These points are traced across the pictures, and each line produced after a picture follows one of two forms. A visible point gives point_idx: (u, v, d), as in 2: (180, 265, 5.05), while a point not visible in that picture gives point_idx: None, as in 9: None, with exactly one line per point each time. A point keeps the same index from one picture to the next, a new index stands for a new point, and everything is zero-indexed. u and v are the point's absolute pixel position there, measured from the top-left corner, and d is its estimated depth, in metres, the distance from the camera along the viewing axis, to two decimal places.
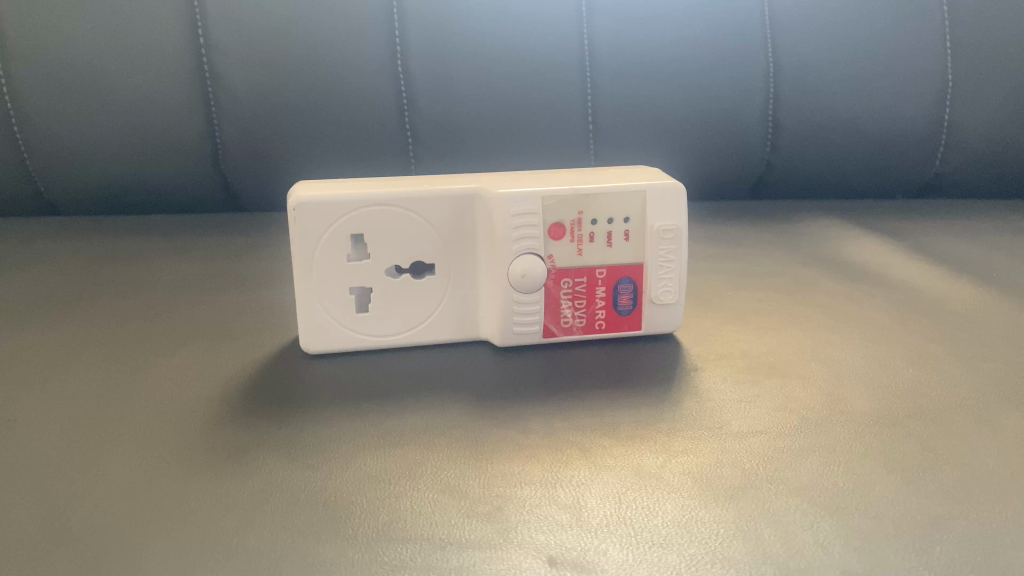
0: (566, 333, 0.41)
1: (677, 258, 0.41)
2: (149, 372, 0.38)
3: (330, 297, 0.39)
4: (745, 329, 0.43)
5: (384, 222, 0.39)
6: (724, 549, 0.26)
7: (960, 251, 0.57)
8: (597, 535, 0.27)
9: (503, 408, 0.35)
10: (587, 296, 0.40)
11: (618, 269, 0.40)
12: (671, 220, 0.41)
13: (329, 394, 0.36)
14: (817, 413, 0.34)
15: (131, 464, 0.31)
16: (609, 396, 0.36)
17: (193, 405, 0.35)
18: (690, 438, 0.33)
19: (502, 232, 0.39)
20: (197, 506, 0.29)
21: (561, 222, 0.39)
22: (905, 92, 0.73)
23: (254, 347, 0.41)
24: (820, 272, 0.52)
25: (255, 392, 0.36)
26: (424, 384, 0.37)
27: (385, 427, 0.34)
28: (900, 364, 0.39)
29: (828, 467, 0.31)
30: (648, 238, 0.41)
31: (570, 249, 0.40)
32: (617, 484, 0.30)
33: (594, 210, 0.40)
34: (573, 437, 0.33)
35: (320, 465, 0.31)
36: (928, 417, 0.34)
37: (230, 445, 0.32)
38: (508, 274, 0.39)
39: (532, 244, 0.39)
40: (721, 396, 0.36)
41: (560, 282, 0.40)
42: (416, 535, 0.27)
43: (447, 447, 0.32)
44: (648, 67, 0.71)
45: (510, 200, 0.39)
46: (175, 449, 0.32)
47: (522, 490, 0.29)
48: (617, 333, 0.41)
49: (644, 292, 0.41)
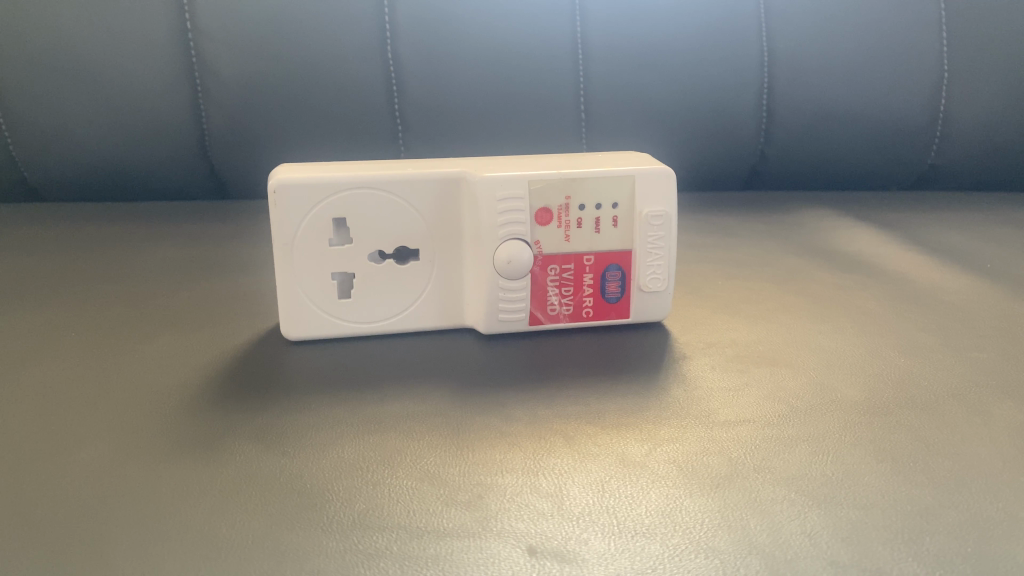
0: (553, 321, 0.40)
1: (666, 245, 0.40)
2: (127, 359, 0.37)
3: (311, 284, 0.39)
4: (735, 318, 0.42)
5: (367, 206, 0.39)
6: (708, 539, 0.26)
7: (955, 242, 0.56)
8: (579, 524, 0.26)
9: (486, 396, 0.34)
10: (574, 283, 0.40)
11: (606, 256, 0.40)
12: (660, 205, 0.40)
13: (310, 380, 0.36)
14: (807, 402, 0.34)
15: (102, 450, 0.30)
16: (594, 385, 0.35)
17: (170, 392, 0.34)
18: (676, 426, 0.32)
19: (487, 217, 0.38)
20: (169, 492, 0.28)
21: (547, 207, 0.39)
22: (901, 82, 0.72)
23: (234, 333, 0.40)
24: (813, 262, 0.52)
25: (233, 378, 0.36)
26: (407, 372, 0.36)
27: (365, 414, 0.33)
28: (893, 353, 0.38)
29: (817, 456, 0.30)
30: (637, 225, 0.40)
31: (557, 234, 0.39)
32: (601, 472, 0.29)
33: (582, 195, 0.39)
34: (558, 425, 0.32)
35: (296, 452, 0.30)
36: (921, 407, 0.33)
37: (205, 432, 0.31)
38: (493, 259, 0.38)
39: (518, 229, 0.38)
40: (710, 384, 0.35)
41: (546, 268, 0.39)
42: (392, 523, 0.26)
43: (427, 434, 0.31)
44: (642, 53, 0.70)
45: (496, 183, 0.38)
46: (149, 436, 0.31)
47: (503, 477, 0.29)
48: (604, 321, 0.40)
49: (632, 279, 0.40)
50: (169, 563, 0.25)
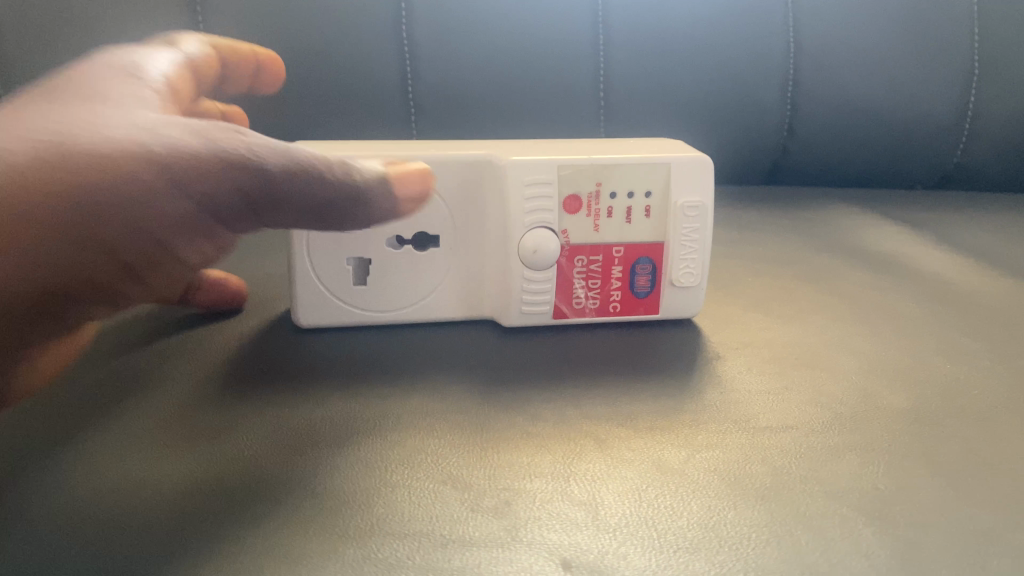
0: (578, 314, 0.38)
1: (701, 238, 0.38)
2: (130, 346, 0.35)
3: (324, 269, 0.36)
4: (767, 317, 0.40)
5: None
6: (757, 556, 0.24)
7: (990, 244, 0.54)
8: (616, 536, 0.24)
9: (510, 392, 0.32)
10: (602, 276, 0.38)
11: (637, 248, 0.38)
12: (696, 196, 0.38)
13: (322, 372, 0.33)
14: (850, 409, 0.32)
15: (103, 442, 0.28)
16: (624, 384, 0.33)
17: (175, 381, 0.32)
18: (715, 432, 0.30)
19: (513, 203, 0.36)
20: (174, 488, 0.26)
21: (577, 194, 0.37)
22: (930, 78, 0.70)
23: (243, 318, 0.38)
24: (843, 260, 0.50)
25: (242, 367, 0.34)
26: (425, 366, 0.34)
27: (381, 410, 0.31)
28: (935, 358, 0.36)
29: (867, 467, 0.28)
30: (671, 215, 0.38)
31: (586, 224, 0.37)
32: (637, 479, 0.27)
33: (614, 182, 0.37)
34: (588, 427, 0.30)
35: (309, 449, 0.28)
36: (971, 417, 0.32)
37: (213, 424, 0.29)
38: (517, 246, 0.36)
39: (545, 216, 0.36)
40: (746, 386, 0.33)
41: (573, 259, 0.37)
42: (413, 530, 0.24)
43: (449, 433, 0.29)
44: (666, 40, 0.68)
45: (524, 168, 0.36)
46: (154, 427, 0.29)
47: (532, 482, 0.27)
48: (632, 317, 0.38)
49: (663, 273, 0.38)
50: (171, 564, 0.23)
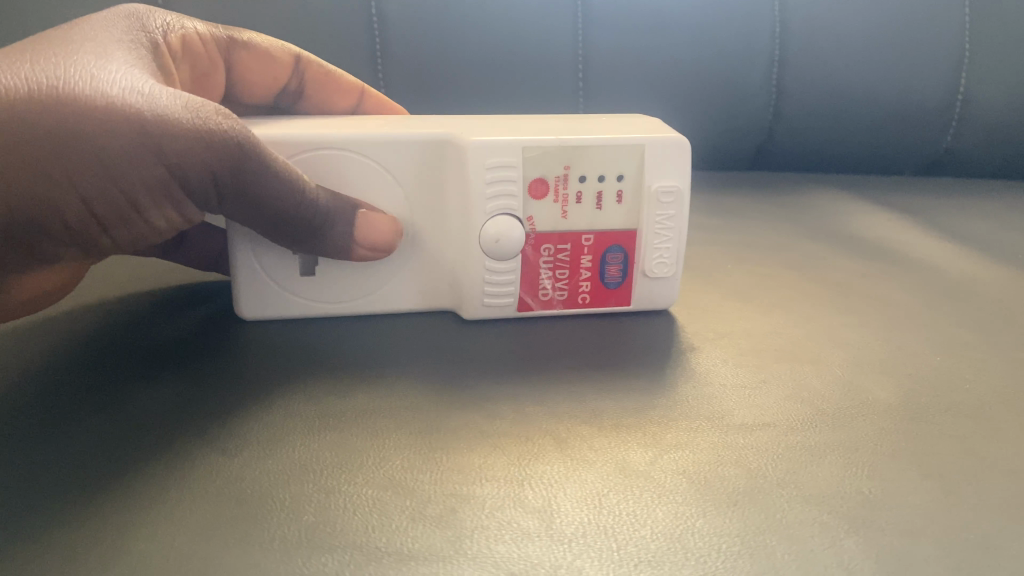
0: (545, 306, 0.35)
1: (677, 225, 0.36)
2: (63, 337, 0.33)
3: (272, 257, 0.34)
4: (748, 306, 0.38)
5: (337, 171, 0.34)
6: (727, 570, 0.21)
7: (982, 231, 0.52)
8: (571, 548, 0.22)
9: (466, 388, 0.30)
10: (570, 265, 0.35)
11: (608, 235, 0.35)
12: (672, 180, 0.35)
13: (266, 367, 0.31)
14: (834, 405, 0.29)
15: (14, 436, 0.26)
16: (590, 379, 0.31)
17: (104, 373, 0.30)
18: (686, 430, 0.27)
19: (474, 188, 0.33)
20: (87, 483, 0.24)
21: (543, 178, 0.34)
22: (921, 61, 0.68)
23: (195, 309, 0.36)
24: (830, 248, 0.47)
25: (185, 359, 0.31)
26: (377, 360, 0.32)
27: (323, 408, 0.28)
28: (926, 351, 0.34)
29: (850, 469, 0.26)
30: (644, 201, 0.35)
31: (553, 210, 0.34)
32: (598, 483, 0.24)
33: (583, 165, 0.34)
34: (548, 425, 0.27)
35: (241, 449, 0.26)
36: (963, 414, 0.29)
37: (145, 416, 0.27)
38: (478, 235, 0.33)
39: (509, 203, 0.34)
40: (722, 380, 0.31)
41: (539, 248, 0.35)
42: (344, 542, 0.22)
43: (395, 433, 0.27)
44: (648, 17, 0.65)
45: (487, 149, 0.33)
46: (80, 417, 0.27)
47: (482, 488, 0.24)
48: (603, 309, 0.36)
49: (636, 263, 0.36)
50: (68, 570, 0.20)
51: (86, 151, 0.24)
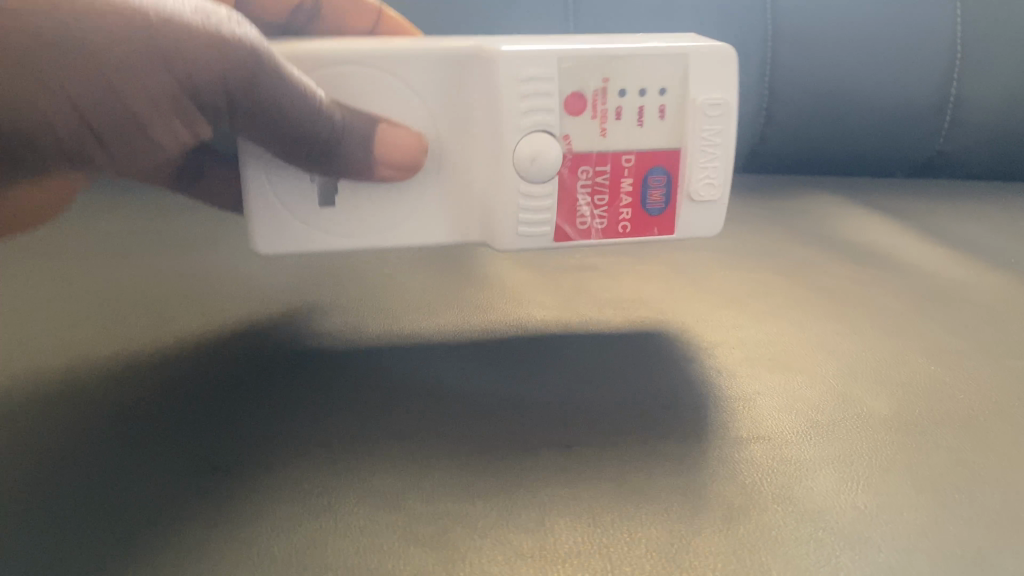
0: (584, 236, 0.34)
1: (722, 141, 0.35)
2: (91, 350, 0.32)
3: (290, 183, 0.32)
4: (741, 313, 0.38)
5: (364, 86, 0.32)
6: None
7: (974, 235, 0.52)
8: (568, 569, 0.22)
9: (464, 396, 0.30)
10: (610, 190, 0.34)
11: (649, 155, 0.34)
12: (717, 93, 0.34)
13: (271, 374, 0.31)
14: (828, 416, 0.29)
15: (17, 464, 0.26)
16: (584, 390, 0.30)
17: (105, 392, 0.30)
18: (681, 444, 0.27)
19: (509, 103, 0.32)
20: (116, 525, 0.24)
21: (580, 93, 0.33)
22: (913, 64, 0.68)
23: (221, 318, 0.36)
24: (822, 252, 0.47)
25: (214, 379, 0.31)
26: (378, 365, 0.32)
27: (326, 418, 0.28)
28: (919, 359, 0.34)
29: (846, 483, 0.26)
30: (689, 114, 0.34)
31: (592, 127, 0.33)
32: (593, 499, 0.25)
33: (620, 77, 0.33)
34: (545, 438, 0.27)
35: (246, 467, 0.26)
36: (958, 424, 0.29)
37: (175, 444, 0.27)
38: (516, 156, 0.32)
39: (544, 117, 0.33)
40: (716, 391, 0.31)
41: (577, 171, 0.34)
42: (335, 564, 0.22)
43: (393, 444, 0.27)
44: (639, 12, 0.64)
45: (520, 58, 0.32)
46: (114, 448, 0.27)
47: (475, 505, 0.24)
48: (646, 236, 0.35)
49: (679, 186, 0.35)
50: None
51: (61, 64, 0.23)
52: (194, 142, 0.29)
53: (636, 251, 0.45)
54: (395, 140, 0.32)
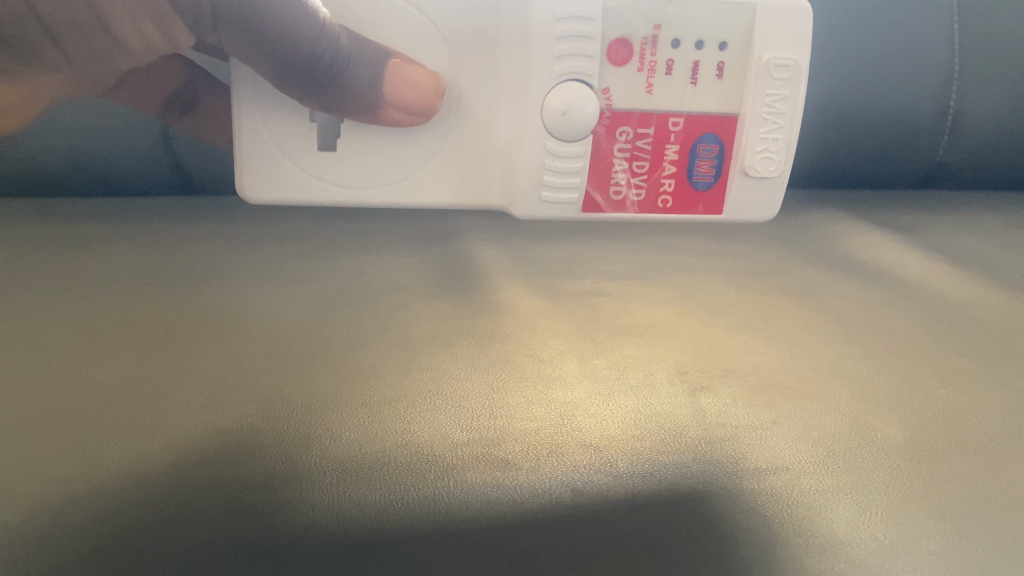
0: (625, 202, 0.47)
1: (784, 99, 0.46)
2: (146, 378, 0.32)
3: (292, 136, 0.44)
4: (753, 337, 0.38)
5: (424, 42, 0.44)
6: None
7: (977, 249, 0.52)
8: None
9: (511, 432, 0.30)
10: (653, 156, 0.46)
11: (699, 120, 0.46)
12: (785, 56, 0.45)
13: (326, 408, 0.31)
14: (845, 444, 0.30)
15: (47, 525, 0.25)
16: (603, 422, 0.31)
17: (127, 436, 0.29)
18: (702, 476, 0.28)
19: (551, 49, 0.43)
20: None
21: (631, 47, 0.44)
22: (914, 77, 0.67)
23: (265, 344, 0.35)
24: (829, 270, 0.48)
25: (271, 414, 0.30)
26: (431, 396, 0.32)
27: (389, 462, 0.28)
28: (931, 383, 0.34)
29: (864, 513, 0.26)
30: (757, 71, 0.45)
31: (641, 80, 0.45)
32: (637, 541, 0.25)
33: (670, 30, 0.45)
34: (585, 476, 0.28)
35: (315, 514, 0.26)
36: (974, 450, 0.30)
37: (241, 488, 0.27)
38: (551, 108, 0.43)
39: (583, 66, 0.43)
40: (733, 421, 0.31)
41: (623, 136, 0.45)
42: None
43: (451, 485, 0.27)
44: None
45: (568, 11, 0.42)
46: (182, 489, 0.26)
47: (531, 550, 0.25)
48: (694, 202, 0.48)
49: (729, 152, 0.47)
50: None
51: None
52: (155, 38, 0.36)
53: (646, 272, 0.46)
54: (413, 79, 0.42)
